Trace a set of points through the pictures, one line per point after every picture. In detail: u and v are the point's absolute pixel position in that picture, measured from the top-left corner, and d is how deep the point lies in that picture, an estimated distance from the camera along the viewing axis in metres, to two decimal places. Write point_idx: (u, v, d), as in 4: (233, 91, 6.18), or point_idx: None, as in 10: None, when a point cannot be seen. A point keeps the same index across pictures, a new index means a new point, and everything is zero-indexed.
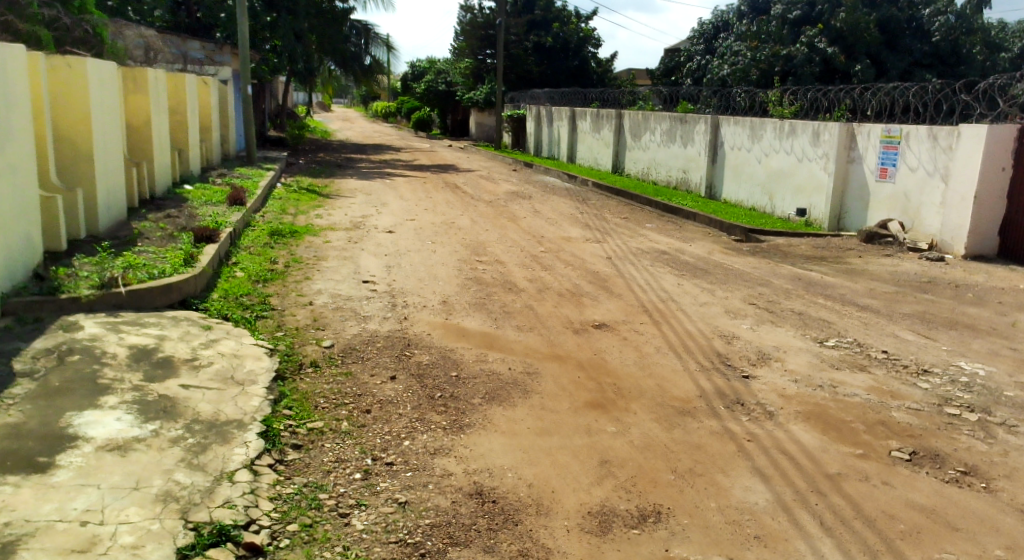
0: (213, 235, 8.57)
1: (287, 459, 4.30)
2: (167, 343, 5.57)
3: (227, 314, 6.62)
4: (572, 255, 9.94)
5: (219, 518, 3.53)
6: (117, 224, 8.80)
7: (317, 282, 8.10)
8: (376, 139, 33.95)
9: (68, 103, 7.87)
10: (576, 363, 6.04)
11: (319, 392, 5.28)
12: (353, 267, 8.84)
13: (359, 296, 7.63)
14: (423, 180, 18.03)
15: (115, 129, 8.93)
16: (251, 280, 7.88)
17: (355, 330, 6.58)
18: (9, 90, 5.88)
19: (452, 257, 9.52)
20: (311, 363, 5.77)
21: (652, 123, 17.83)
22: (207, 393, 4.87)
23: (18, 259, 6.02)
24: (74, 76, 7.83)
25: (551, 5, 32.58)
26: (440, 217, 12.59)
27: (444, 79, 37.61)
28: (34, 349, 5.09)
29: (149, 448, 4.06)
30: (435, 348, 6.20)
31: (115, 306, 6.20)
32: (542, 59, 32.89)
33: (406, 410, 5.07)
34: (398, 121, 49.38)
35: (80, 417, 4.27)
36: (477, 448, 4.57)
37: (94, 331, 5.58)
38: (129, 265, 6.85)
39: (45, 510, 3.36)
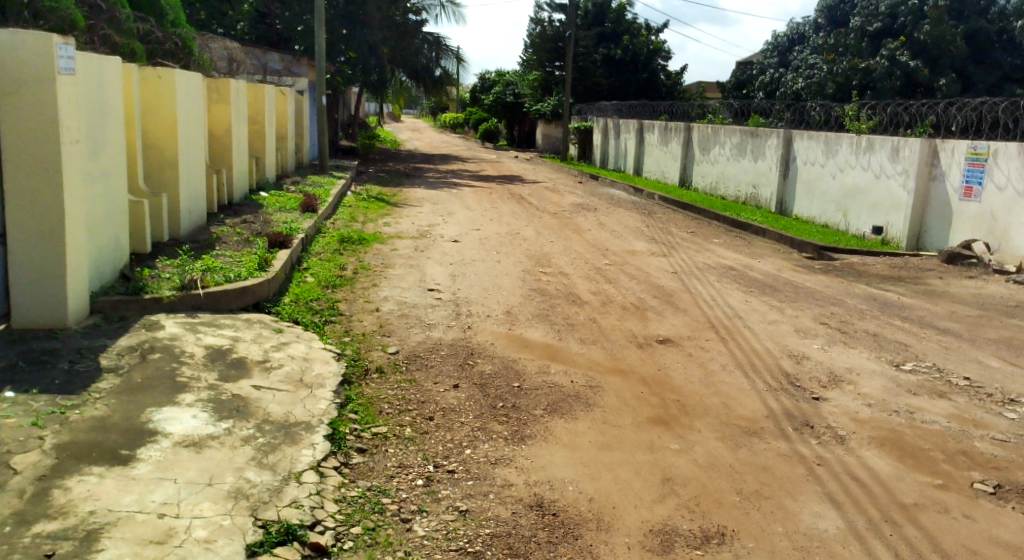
0: (286, 241, 8.82)
1: (351, 462, 4.39)
2: (240, 344, 5.76)
3: (298, 318, 6.79)
4: (636, 269, 9.86)
5: (286, 517, 3.61)
6: (197, 228, 9.15)
7: (384, 289, 8.24)
8: (444, 149, 34.45)
9: (157, 113, 8.25)
10: (639, 378, 5.98)
11: (384, 397, 5.37)
12: (418, 275, 8.97)
13: (424, 304, 7.72)
14: (489, 191, 18.19)
15: (198, 138, 9.30)
16: (320, 285, 8.08)
17: (419, 338, 6.68)
18: (106, 99, 6.21)
19: (516, 268, 9.57)
20: (376, 369, 5.87)
21: (722, 136, 17.58)
22: (278, 394, 5.01)
23: (106, 261, 6.32)
24: (163, 86, 8.19)
25: (621, 17, 32.67)
26: (505, 228, 12.67)
27: (511, 91, 38.00)
28: (119, 347, 5.32)
29: (222, 446, 4.20)
30: (498, 358, 6.24)
31: (193, 308, 6.43)
32: (611, 72, 32.83)
33: (469, 419, 5.10)
34: (465, 132, 50.02)
35: (159, 413, 4.45)
36: (537, 460, 4.57)
37: (173, 330, 5.81)
38: (206, 268, 7.11)
39: (126, 501, 3.51)
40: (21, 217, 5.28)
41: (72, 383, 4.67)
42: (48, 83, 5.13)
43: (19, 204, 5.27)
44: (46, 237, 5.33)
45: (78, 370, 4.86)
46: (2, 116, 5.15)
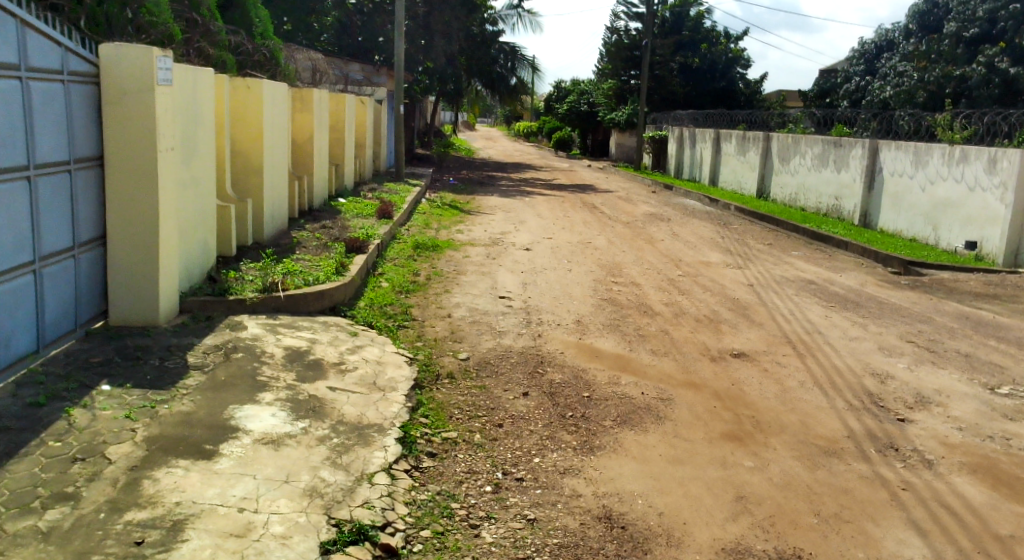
0: (362, 246, 9.03)
1: (422, 465, 4.44)
2: (317, 346, 5.91)
3: (372, 321, 6.93)
4: (709, 281, 9.69)
5: (358, 518, 3.68)
6: (279, 232, 9.46)
7: (456, 296, 8.33)
8: (517, 158, 34.66)
9: (245, 121, 8.58)
10: (712, 392, 5.86)
11: (454, 402, 5.42)
12: (490, 282, 9.04)
13: (495, 311, 7.77)
14: (562, 199, 18.18)
15: (282, 145, 9.62)
16: (394, 290, 8.23)
17: (490, 344, 6.72)
18: (200, 108, 6.50)
19: (587, 277, 9.54)
20: (447, 374, 5.93)
21: (803, 146, 17.11)
22: (352, 396, 5.12)
23: (195, 263, 6.60)
24: (251, 95, 8.51)
25: (699, 26, 32.25)
26: (577, 237, 12.64)
27: (586, 100, 37.97)
28: (205, 345, 5.54)
29: (299, 445, 4.32)
30: (568, 367, 6.22)
31: (273, 309, 6.63)
32: (688, 81, 32.44)
33: (537, 427, 5.10)
34: (538, 140, 50.22)
35: (241, 411, 4.61)
36: (607, 472, 4.53)
37: (255, 331, 6.02)
38: (287, 271, 7.34)
39: (209, 494, 3.65)
40: (119, 219, 5.57)
41: (161, 378, 4.89)
42: (147, 92, 5.41)
43: (118, 207, 5.56)
44: (142, 238, 5.61)
45: (167, 367, 5.08)
46: (104, 123, 5.44)
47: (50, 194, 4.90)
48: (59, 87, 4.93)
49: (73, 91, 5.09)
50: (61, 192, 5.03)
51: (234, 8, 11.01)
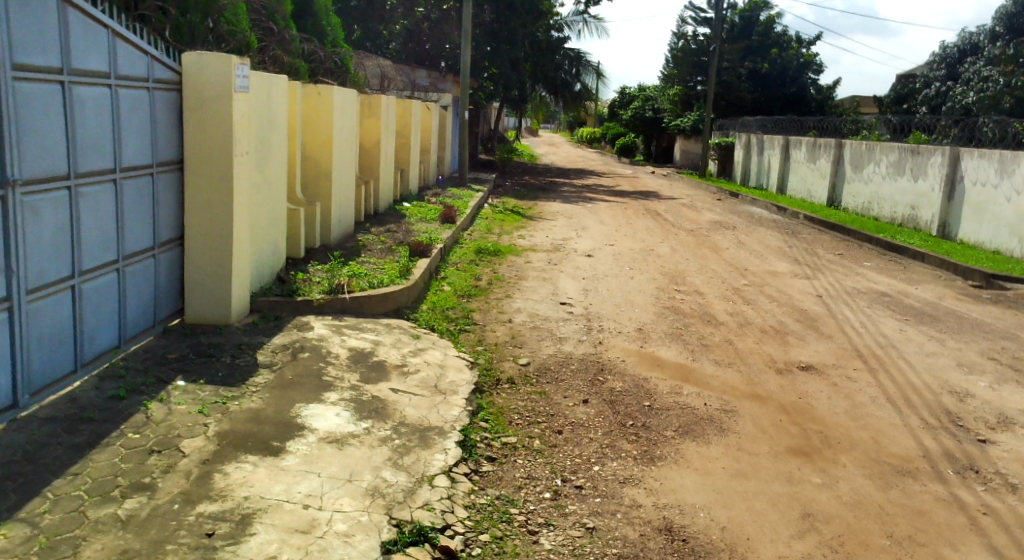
0: (425, 250, 9.13)
1: (481, 469, 4.45)
2: (380, 348, 6.00)
3: (434, 325, 7.00)
4: (776, 291, 9.47)
5: (419, 519, 3.71)
6: (345, 235, 9.64)
7: (516, 301, 8.34)
8: (579, 164, 34.58)
9: (315, 126, 8.79)
10: (778, 405, 5.71)
11: (514, 408, 5.42)
12: (551, 288, 9.03)
13: (556, 317, 7.75)
14: (624, 206, 18.05)
15: (350, 150, 9.82)
16: (456, 294, 8.29)
17: (550, 350, 6.71)
18: (274, 114, 6.69)
19: (649, 284, 9.44)
20: (507, 379, 5.94)
21: (877, 154, 16.58)
22: (413, 399, 5.17)
23: (265, 264, 6.79)
24: (322, 101, 8.72)
25: (770, 31, 31.63)
26: (639, 244, 12.53)
27: (651, 106, 37.62)
28: (273, 344, 5.68)
29: (361, 445, 4.38)
30: (629, 376, 6.15)
31: (338, 311, 6.76)
32: (756, 86, 31.81)
33: (597, 435, 5.06)
34: (601, 147, 50.05)
35: (307, 410, 4.70)
36: (668, 483, 4.45)
37: (321, 331, 6.14)
38: (353, 273, 7.48)
39: (276, 489, 3.73)
40: (197, 221, 5.78)
41: (232, 376, 5.03)
42: (225, 98, 5.58)
43: (196, 209, 5.76)
44: (216, 240, 5.79)
45: (238, 364, 5.23)
46: (185, 128, 5.65)
47: (134, 197, 5.11)
48: (144, 94, 5.15)
49: (157, 98, 5.32)
50: (144, 194, 5.24)
51: (308, 16, 11.34)
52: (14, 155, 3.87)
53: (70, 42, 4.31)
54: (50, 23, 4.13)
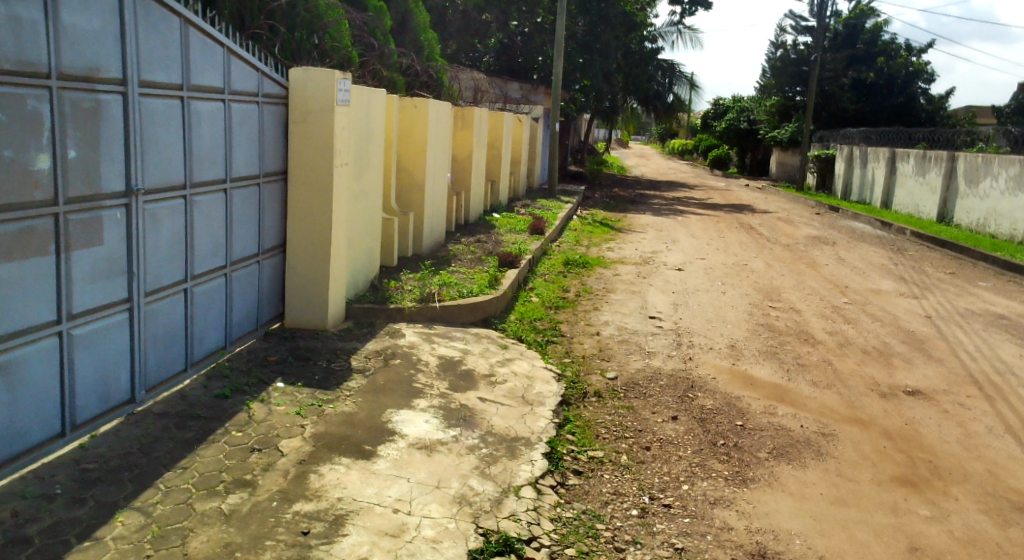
0: (515, 261, 9.18)
1: (567, 482, 4.41)
2: (469, 357, 6.06)
3: (522, 335, 7.02)
4: (880, 310, 9.05)
5: (505, 529, 3.71)
6: (436, 245, 9.81)
7: (605, 314, 8.28)
8: (670, 176, 34.10)
9: (411, 138, 9.00)
10: (882, 431, 5.45)
11: (601, 422, 5.36)
12: (640, 301, 8.92)
13: (645, 331, 7.64)
14: (716, 219, 17.66)
15: (444, 162, 10.00)
16: (544, 305, 8.31)
17: (638, 365, 6.61)
18: (372, 126, 6.88)
19: (742, 300, 9.20)
20: (594, 393, 5.88)
21: (994, 167, 15.66)
22: (501, 408, 5.19)
23: (360, 272, 6.98)
24: (418, 114, 8.92)
25: (876, 38, 30.40)
26: (732, 258, 12.23)
27: (745, 117, 36.60)
28: (366, 350, 5.83)
29: (450, 452, 4.43)
30: (720, 394, 5.99)
31: (429, 319, 6.86)
32: (860, 96, 30.65)
33: (687, 453, 4.95)
34: (693, 159, 49.31)
35: (397, 415, 4.79)
36: (761, 506, 4.31)
37: (412, 339, 6.26)
38: (443, 282, 7.60)
39: (367, 492, 3.82)
40: (298, 229, 6.00)
41: (327, 379, 5.18)
42: (327, 112, 5.78)
43: (297, 217, 5.98)
44: (314, 248, 5.99)
45: (333, 369, 5.39)
46: (290, 140, 5.89)
47: (242, 205, 5.35)
48: (254, 108, 5.40)
49: (266, 112, 5.57)
50: (251, 203, 5.48)
51: (406, 34, 11.69)
52: (139, 166, 4.12)
53: (190, 59, 4.57)
54: (173, 42, 4.38)
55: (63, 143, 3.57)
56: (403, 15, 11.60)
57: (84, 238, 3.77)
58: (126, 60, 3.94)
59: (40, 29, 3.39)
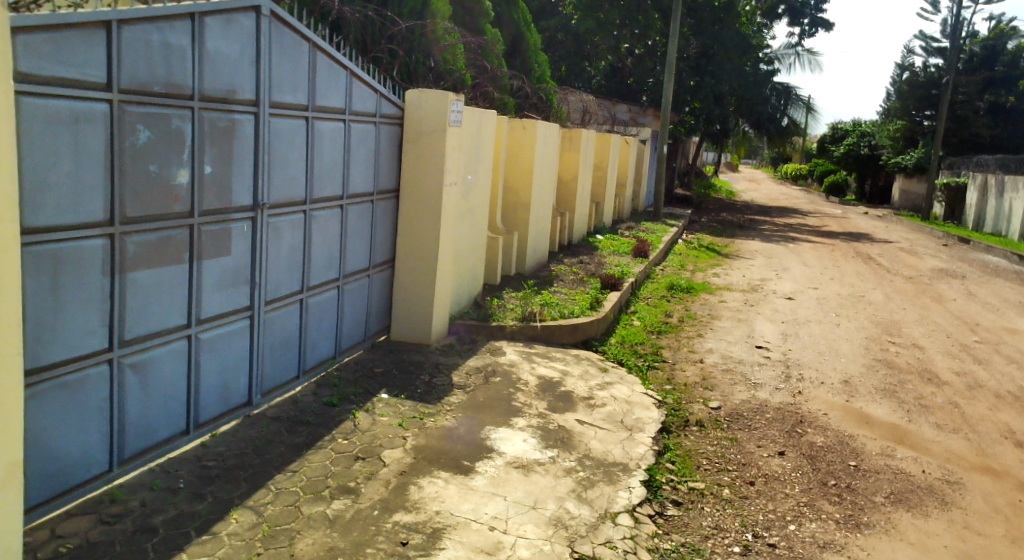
0: (617, 283, 9.12)
1: (666, 513, 4.32)
2: (569, 378, 6.04)
3: (622, 359, 6.95)
4: (1016, 351, 8.44)
5: (601, 556, 3.67)
6: (539, 265, 9.88)
7: (709, 341, 8.08)
8: (782, 201, 33.07)
9: (519, 159, 9.11)
10: (1015, 483, 5.06)
11: (703, 452, 5.22)
12: (747, 329, 8.68)
13: (752, 361, 7.41)
14: (832, 248, 16.97)
15: (549, 182, 10.07)
16: (646, 330, 8.20)
17: (743, 396, 6.41)
18: (481, 147, 7.02)
19: (858, 333, 8.79)
20: (696, 422, 5.74)
21: None
22: (599, 432, 5.14)
23: (464, 290, 7.11)
24: (526, 135, 9.02)
25: (1017, 60, 28.47)
26: (848, 289, 11.72)
27: (867, 142, 35.00)
28: (468, 367, 5.91)
29: (546, 473, 4.42)
30: (832, 431, 5.73)
31: (530, 338, 6.90)
32: (998, 122, 28.86)
33: (795, 491, 4.75)
34: (808, 184, 47.69)
35: (496, 433, 4.84)
36: (875, 554, 4.08)
37: (513, 357, 6.31)
38: (545, 302, 7.62)
39: (465, 508, 3.87)
40: (407, 245, 6.19)
41: (430, 393, 5.29)
42: (440, 132, 5.94)
43: (407, 234, 6.17)
44: (422, 265, 6.16)
45: (435, 383, 5.49)
46: (403, 159, 6.09)
47: (357, 221, 5.57)
48: (371, 128, 5.62)
49: (383, 132, 5.80)
50: (365, 219, 5.70)
51: (517, 56, 11.91)
52: (265, 182, 4.36)
53: (316, 82, 4.81)
54: (301, 65, 4.63)
55: (201, 160, 3.83)
56: (515, 37, 11.84)
57: (214, 249, 4.01)
58: (259, 82, 4.19)
59: (187, 53, 3.65)
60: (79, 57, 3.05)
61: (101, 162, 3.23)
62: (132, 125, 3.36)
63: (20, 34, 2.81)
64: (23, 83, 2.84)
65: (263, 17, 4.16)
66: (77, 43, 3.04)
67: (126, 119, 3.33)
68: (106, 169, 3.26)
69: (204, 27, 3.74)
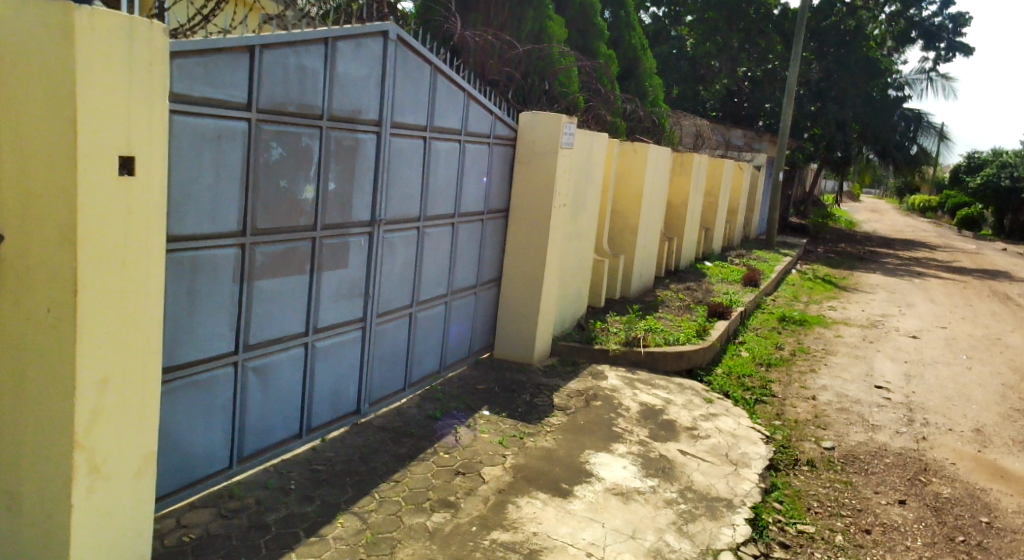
0: (726, 312, 8.87)
1: (773, 555, 4.13)
2: (672, 407, 5.91)
3: (728, 391, 6.74)
4: None
5: None
6: (644, 289, 9.76)
7: (823, 377, 7.72)
8: (909, 233, 31.38)
9: (628, 182, 9.05)
10: None
11: (814, 494, 4.98)
12: (865, 367, 8.25)
13: (869, 402, 7.02)
14: (963, 285, 15.94)
15: (658, 206, 9.95)
16: (754, 361, 7.93)
17: (859, 437, 6.08)
18: (592, 169, 7.02)
19: (992, 379, 8.19)
20: (807, 461, 5.49)
21: None
22: (702, 464, 5.00)
23: (567, 311, 7.13)
24: (636, 158, 8.96)
25: None
26: (982, 330, 10.96)
27: (1007, 174, 32.77)
28: (569, 389, 5.89)
29: (646, 503, 4.33)
30: (960, 483, 5.35)
31: (632, 363, 6.80)
32: None
33: (916, 544, 4.46)
34: (937, 216, 45.06)
35: (596, 458, 4.79)
36: None
37: (615, 382, 6.25)
38: (649, 328, 7.50)
39: (562, 531, 3.85)
40: (515, 264, 6.26)
41: (531, 413, 5.31)
42: (551, 154, 5.98)
43: (515, 254, 6.24)
44: (528, 285, 6.20)
45: (536, 403, 5.50)
46: (514, 180, 6.19)
47: (467, 239, 5.69)
48: (485, 148, 5.74)
49: (496, 152, 5.91)
50: (475, 237, 5.81)
51: (631, 80, 11.89)
52: (383, 198, 4.53)
53: (436, 103, 4.97)
54: (423, 88, 4.79)
55: (326, 177, 4.02)
56: (631, 61, 11.82)
57: (333, 261, 4.19)
58: (382, 103, 4.37)
59: (319, 76, 3.85)
60: (224, 79, 3.27)
61: (238, 177, 3.44)
62: (267, 143, 3.57)
63: (177, 58, 3.03)
64: (177, 103, 3.06)
65: (390, 40, 4.34)
66: (224, 66, 3.25)
67: (262, 137, 3.54)
68: (242, 183, 3.46)
69: (336, 51, 3.94)
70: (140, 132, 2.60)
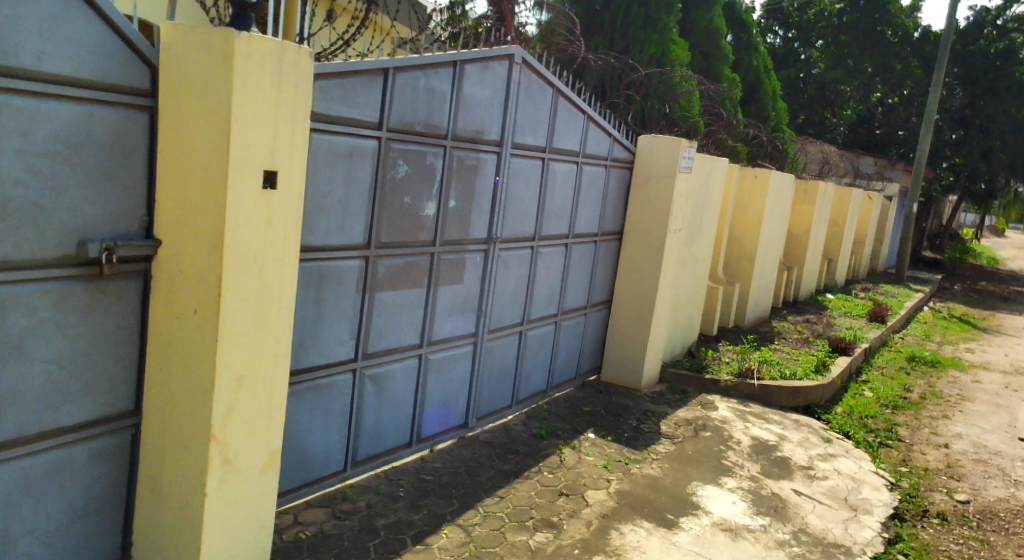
0: (849, 348, 8.44)
1: None
2: (786, 444, 5.67)
3: (849, 432, 6.39)
4: None
5: None
6: (759, 319, 9.45)
7: (957, 425, 7.19)
8: None
9: (748, 208, 8.80)
10: None
11: (943, 549, 4.64)
12: (1007, 417, 7.64)
13: (1011, 455, 6.48)
14: None
15: (778, 234, 9.62)
16: (879, 402, 7.49)
17: (998, 493, 5.62)
18: (710, 195, 6.88)
19: None
20: (937, 514, 5.11)
21: None
22: (818, 507, 4.76)
23: (678, 338, 6.99)
24: (758, 184, 8.71)
25: None
26: None
27: None
28: (678, 417, 5.77)
29: (756, 541, 4.17)
30: None
31: (744, 396, 6.58)
32: None
33: None
34: None
35: (704, 490, 4.66)
36: None
37: (725, 414, 6.06)
38: (764, 359, 7.24)
39: None
40: (627, 288, 6.21)
41: (637, 439, 5.24)
42: (669, 177, 5.90)
43: (628, 277, 6.20)
44: (640, 309, 6.13)
45: (643, 429, 5.42)
46: (630, 203, 6.16)
47: (580, 260, 5.70)
48: (602, 170, 5.75)
49: (613, 175, 5.91)
50: (588, 258, 5.81)
51: (753, 103, 11.59)
52: (500, 218, 4.61)
53: (555, 124, 5.02)
54: (544, 110, 4.85)
55: (446, 195, 4.13)
56: (753, 84, 11.56)
57: (450, 277, 4.30)
58: (504, 125, 4.46)
59: (446, 97, 3.98)
60: (359, 100, 3.43)
61: (365, 193, 3.59)
62: (395, 161, 3.72)
63: (319, 80, 3.21)
64: (317, 122, 3.25)
65: (515, 64, 4.42)
66: (360, 88, 3.42)
67: (391, 155, 3.69)
68: (368, 200, 3.62)
69: (463, 74, 4.06)
70: (283, 147, 2.77)
